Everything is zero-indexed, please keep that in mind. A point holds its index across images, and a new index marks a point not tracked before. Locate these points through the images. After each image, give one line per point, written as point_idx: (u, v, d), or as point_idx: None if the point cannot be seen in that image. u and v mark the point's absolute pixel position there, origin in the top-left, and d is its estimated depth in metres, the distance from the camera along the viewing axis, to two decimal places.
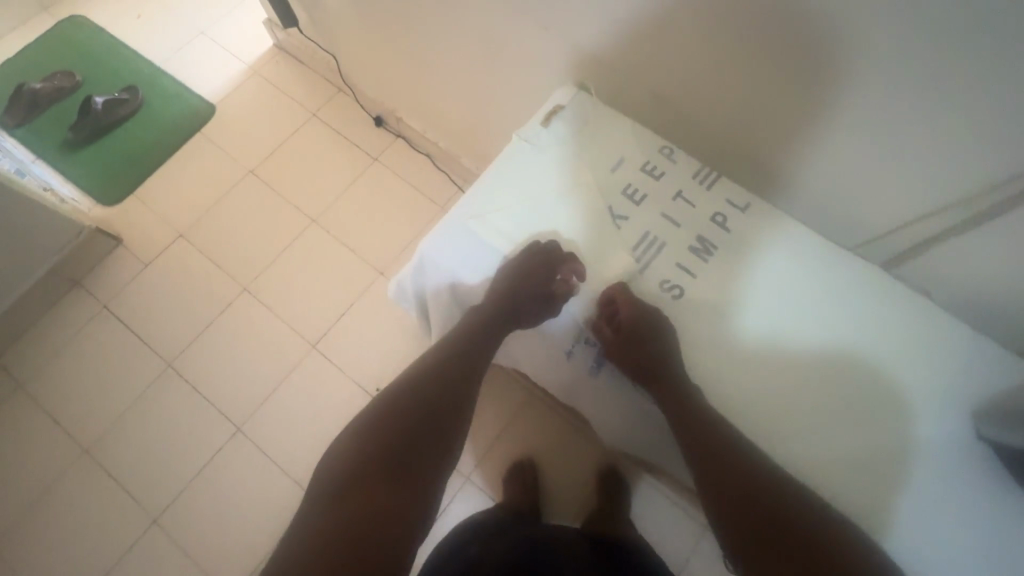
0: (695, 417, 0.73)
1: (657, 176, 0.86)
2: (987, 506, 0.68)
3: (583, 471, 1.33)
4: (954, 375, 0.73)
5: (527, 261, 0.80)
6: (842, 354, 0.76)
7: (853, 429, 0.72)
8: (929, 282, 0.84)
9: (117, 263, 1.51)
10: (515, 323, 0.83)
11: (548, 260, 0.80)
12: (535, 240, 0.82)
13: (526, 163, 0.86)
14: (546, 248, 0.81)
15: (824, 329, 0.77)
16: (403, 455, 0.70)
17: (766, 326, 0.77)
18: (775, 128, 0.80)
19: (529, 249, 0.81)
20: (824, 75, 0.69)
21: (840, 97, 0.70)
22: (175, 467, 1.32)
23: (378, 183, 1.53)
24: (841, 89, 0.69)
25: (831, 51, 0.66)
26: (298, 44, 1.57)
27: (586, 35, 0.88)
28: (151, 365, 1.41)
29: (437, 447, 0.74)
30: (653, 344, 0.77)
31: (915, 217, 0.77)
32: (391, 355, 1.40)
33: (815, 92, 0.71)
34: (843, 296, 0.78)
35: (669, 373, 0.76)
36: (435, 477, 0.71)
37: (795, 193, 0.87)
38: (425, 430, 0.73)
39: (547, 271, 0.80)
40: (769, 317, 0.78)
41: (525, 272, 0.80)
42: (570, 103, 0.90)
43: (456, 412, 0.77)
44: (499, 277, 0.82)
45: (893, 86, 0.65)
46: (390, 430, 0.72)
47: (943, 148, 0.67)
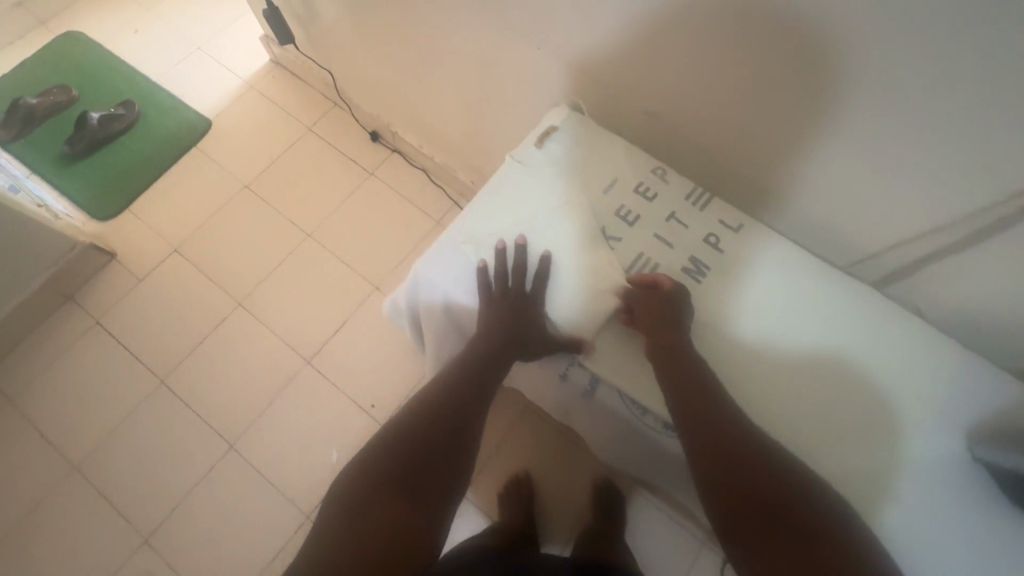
0: (736, 457, 0.53)
1: (650, 199, 0.70)
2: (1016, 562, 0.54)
3: (583, 484, 1.14)
4: (947, 394, 0.60)
5: (499, 288, 0.65)
6: (868, 429, 0.59)
7: (855, 475, 0.58)
8: (925, 304, 0.70)
9: (109, 279, 1.32)
10: (528, 349, 0.64)
11: (522, 290, 0.65)
12: (527, 269, 0.66)
13: (518, 188, 0.71)
14: (515, 272, 0.66)
15: (844, 385, 0.61)
16: (385, 493, 0.53)
17: (774, 368, 0.62)
18: (820, 151, 0.64)
19: (497, 278, 0.66)
20: (896, 86, 0.53)
21: (919, 111, 0.54)
22: (145, 518, 1.11)
23: (374, 199, 1.40)
24: (920, 101, 0.53)
25: (908, 53, 0.50)
26: (294, 60, 1.48)
27: (588, 46, 0.75)
28: (121, 401, 1.21)
29: (436, 504, 0.54)
30: (671, 363, 0.59)
31: (946, 250, 0.63)
32: (385, 383, 1.22)
33: (881, 106, 0.55)
34: (869, 341, 0.63)
35: (695, 390, 0.57)
36: (430, 523, 0.53)
37: (790, 214, 0.74)
38: (414, 482, 0.54)
39: (525, 298, 0.65)
40: (774, 361, 0.63)
41: (500, 297, 0.65)
42: (566, 123, 0.75)
43: (457, 456, 0.58)
44: (498, 300, 0.65)
45: (1000, 92, 0.48)
46: (366, 483, 0.54)
47: (946, 150, 0.55)
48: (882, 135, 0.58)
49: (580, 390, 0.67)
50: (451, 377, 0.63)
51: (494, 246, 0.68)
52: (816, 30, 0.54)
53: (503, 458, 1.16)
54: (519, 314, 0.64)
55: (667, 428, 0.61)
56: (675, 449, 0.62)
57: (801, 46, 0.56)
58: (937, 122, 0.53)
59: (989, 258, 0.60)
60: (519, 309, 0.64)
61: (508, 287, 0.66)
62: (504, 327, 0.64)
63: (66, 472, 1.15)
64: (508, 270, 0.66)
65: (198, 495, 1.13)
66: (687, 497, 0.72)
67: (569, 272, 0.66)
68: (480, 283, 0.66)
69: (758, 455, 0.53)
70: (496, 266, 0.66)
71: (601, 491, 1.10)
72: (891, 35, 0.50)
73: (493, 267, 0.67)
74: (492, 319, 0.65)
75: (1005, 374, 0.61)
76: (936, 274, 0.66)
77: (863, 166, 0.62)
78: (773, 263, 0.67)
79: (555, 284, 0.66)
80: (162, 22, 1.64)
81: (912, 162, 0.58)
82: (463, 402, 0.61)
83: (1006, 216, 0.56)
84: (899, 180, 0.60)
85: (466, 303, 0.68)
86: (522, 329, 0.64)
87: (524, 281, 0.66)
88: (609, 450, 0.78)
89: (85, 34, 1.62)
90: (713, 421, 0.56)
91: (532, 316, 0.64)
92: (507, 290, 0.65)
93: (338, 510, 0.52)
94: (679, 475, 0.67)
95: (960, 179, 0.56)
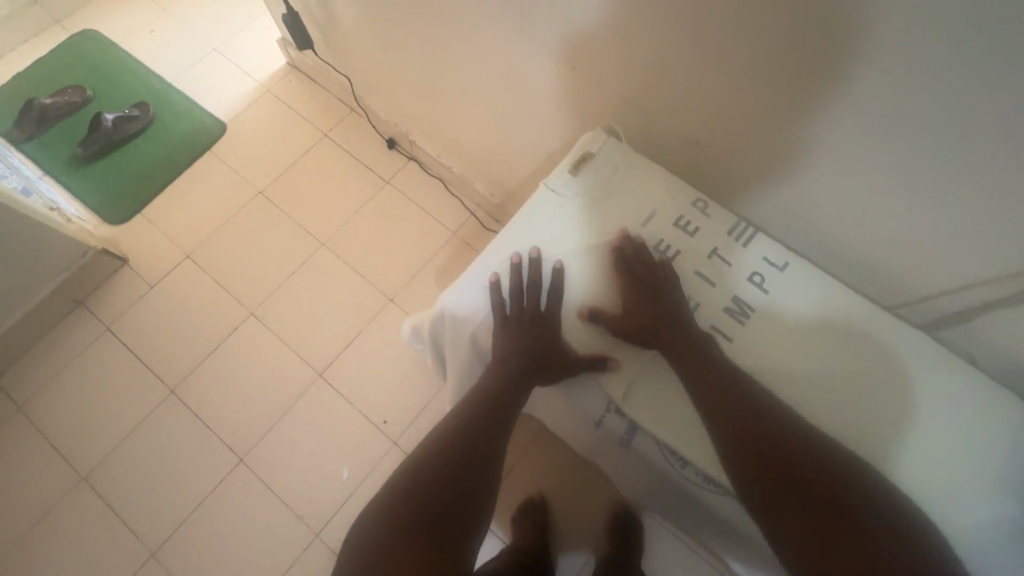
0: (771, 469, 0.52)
1: (691, 233, 0.67)
2: None
3: (600, 510, 1.11)
4: (1005, 454, 0.55)
5: (513, 309, 0.63)
6: (928, 496, 0.54)
7: None
8: (978, 352, 0.65)
9: (120, 286, 1.30)
10: (544, 374, 0.61)
11: (536, 309, 0.63)
12: (539, 288, 0.64)
13: (553, 219, 0.68)
14: (530, 291, 0.63)
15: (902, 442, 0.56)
16: (414, 523, 0.54)
17: (829, 425, 0.57)
18: (870, 185, 0.60)
19: (512, 298, 0.63)
20: (960, 119, 0.48)
21: (992, 158, 0.49)
22: (153, 532, 1.10)
23: (389, 209, 1.37)
24: (993, 148, 0.48)
25: (983, 97, 0.46)
26: (311, 64, 1.46)
27: (620, 68, 0.72)
28: (130, 411, 1.19)
29: (457, 546, 0.53)
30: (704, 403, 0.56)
31: (1009, 299, 0.58)
32: (398, 399, 1.19)
33: (953, 150, 0.51)
34: (932, 392, 0.58)
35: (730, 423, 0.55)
36: (461, 550, 0.53)
37: (835, 250, 0.70)
38: (440, 513, 0.54)
39: (541, 317, 0.63)
40: (829, 416, 0.58)
41: (515, 319, 0.63)
42: (602, 150, 0.71)
43: (476, 493, 0.57)
44: (512, 330, 0.63)
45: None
46: (388, 532, 0.53)
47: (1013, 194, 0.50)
48: (949, 179, 0.53)
49: (616, 437, 0.62)
50: (467, 408, 0.61)
51: (509, 260, 0.66)
52: (879, 71, 0.50)
53: (518, 477, 1.14)
54: (539, 340, 0.62)
55: (709, 482, 0.57)
56: (717, 505, 0.58)
57: (859, 85, 0.52)
58: (1013, 171, 0.48)
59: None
60: (534, 335, 0.62)
61: (518, 309, 0.63)
62: (525, 353, 0.61)
63: (73, 482, 1.13)
64: (522, 288, 0.64)
65: (207, 510, 1.11)
66: (720, 545, 0.68)
67: (582, 292, 0.65)
68: (493, 299, 0.63)
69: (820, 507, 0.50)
70: (511, 283, 0.64)
71: (617, 524, 1.05)
72: (956, 70, 0.46)
73: (506, 282, 0.65)
74: (509, 342, 0.62)
75: None
76: (992, 324, 0.61)
77: (919, 203, 0.57)
78: (819, 308, 0.63)
79: (564, 308, 0.64)
80: (178, 22, 1.62)
81: (973, 205, 0.53)
82: (484, 438, 0.59)
83: None
84: (959, 222, 0.56)
85: (477, 322, 0.65)
86: (539, 355, 0.61)
87: (539, 300, 0.64)
88: (637, 489, 0.74)
89: (101, 33, 1.60)
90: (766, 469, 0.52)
91: (551, 332, 0.62)
92: (517, 315, 0.63)
93: (374, 536, 0.54)
94: (712, 524, 0.63)
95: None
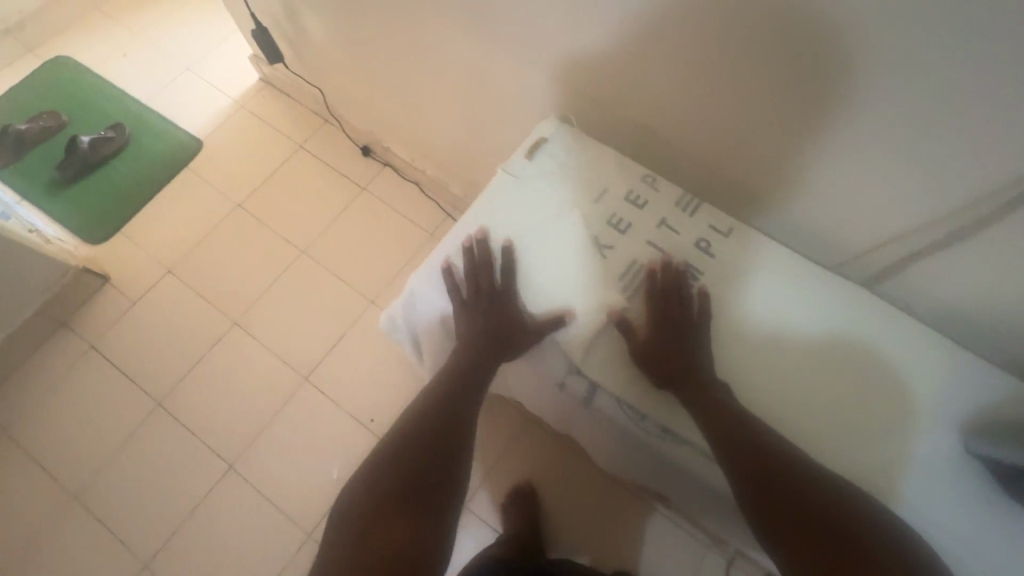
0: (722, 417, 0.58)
1: (640, 206, 0.71)
2: (1003, 538, 0.55)
3: (591, 496, 1.13)
4: (932, 387, 0.60)
5: (470, 290, 0.67)
6: (861, 430, 0.59)
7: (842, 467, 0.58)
8: (915, 302, 0.69)
9: (103, 304, 1.31)
10: (507, 345, 0.65)
11: (492, 285, 0.66)
12: (490, 264, 0.67)
13: (512, 201, 0.71)
14: (484, 269, 0.67)
15: (849, 388, 0.61)
16: (395, 490, 0.57)
17: (776, 371, 0.62)
18: (800, 149, 0.63)
19: (468, 278, 0.67)
20: (871, 77, 0.52)
21: (899, 116, 0.53)
22: (146, 544, 1.10)
23: (367, 214, 1.40)
24: (901, 106, 0.52)
25: (880, 68, 0.50)
26: (283, 78, 1.49)
27: (569, 58, 0.76)
28: (118, 425, 1.20)
29: (438, 506, 0.57)
30: (667, 363, 0.61)
31: (938, 244, 0.61)
32: (385, 399, 1.21)
33: (871, 108, 0.54)
34: (870, 338, 0.63)
35: (689, 379, 0.61)
36: (443, 508, 0.58)
37: (777, 217, 0.73)
38: (419, 479, 0.58)
39: (498, 292, 0.66)
40: (774, 364, 0.62)
41: (473, 299, 0.67)
42: (555, 135, 0.75)
43: (451, 459, 0.61)
44: (472, 307, 0.67)
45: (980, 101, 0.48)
46: (372, 502, 0.56)
47: (933, 141, 0.53)
48: (862, 144, 0.58)
49: (578, 398, 0.66)
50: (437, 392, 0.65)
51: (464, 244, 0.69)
52: (794, 44, 0.54)
53: (506, 466, 1.16)
54: (499, 317, 0.65)
55: (663, 432, 0.62)
56: (674, 454, 0.62)
57: (777, 58, 0.56)
58: (928, 119, 0.51)
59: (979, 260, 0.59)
60: (493, 309, 0.66)
61: (474, 286, 0.67)
62: (484, 333, 0.65)
63: (63, 500, 1.13)
64: (476, 267, 0.67)
65: (200, 518, 1.12)
66: (694, 503, 0.71)
67: (540, 266, 0.68)
68: (448, 285, 0.68)
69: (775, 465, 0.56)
70: (463, 266, 0.68)
71: (619, 528, 1.11)
72: (856, 35, 0.49)
73: (461, 267, 0.69)
74: (471, 319, 0.66)
75: (988, 364, 0.61)
76: (927, 272, 0.65)
77: (848, 162, 0.60)
78: (761, 266, 0.67)
79: (521, 281, 0.67)
80: (150, 44, 1.65)
81: (900, 155, 0.56)
82: (454, 416, 0.63)
83: (988, 212, 0.55)
84: (886, 175, 0.59)
85: (439, 304, 0.69)
86: (500, 327, 0.65)
87: (494, 277, 0.67)
88: (611, 459, 0.77)
89: (74, 58, 1.63)
90: (723, 424, 0.58)
91: (509, 307, 0.66)
92: (473, 292, 0.67)
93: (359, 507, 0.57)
94: (680, 481, 0.67)
95: (938, 179, 0.56)
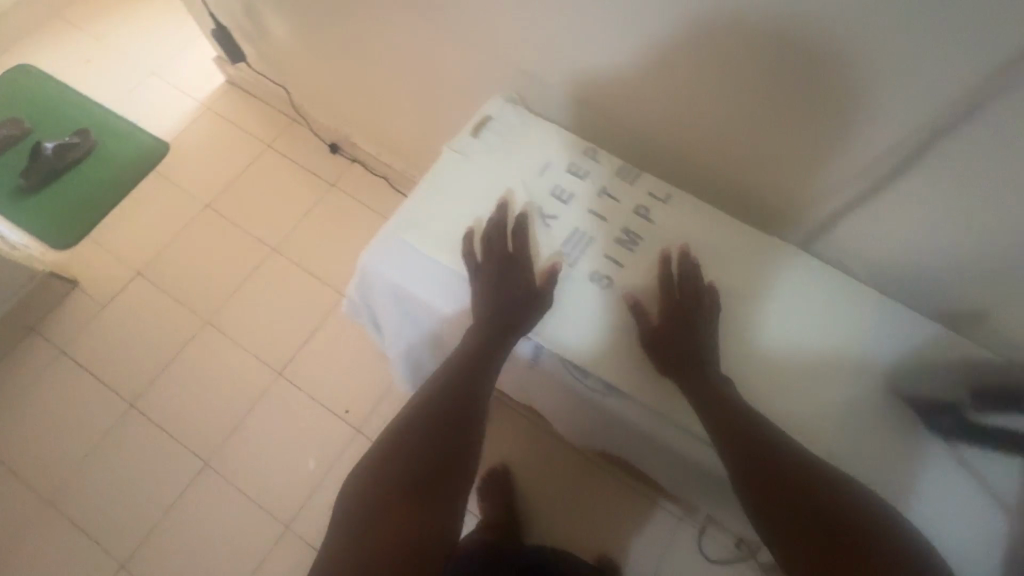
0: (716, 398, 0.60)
1: (582, 177, 0.73)
2: (926, 468, 0.59)
3: (566, 475, 1.16)
4: (856, 337, 0.64)
5: (486, 255, 0.68)
6: (789, 378, 0.63)
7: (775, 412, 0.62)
8: (847, 260, 0.72)
9: (72, 309, 1.31)
10: (522, 314, 0.66)
11: (505, 250, 0.68)
12: (501, 228, 0.69)
13: (458, 177, 0.73)
14: (501, 233, 0.69)
15: (825, 357, 0.64)
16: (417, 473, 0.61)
17: (748, 341, 0.65)
18: (730, 109, 0.66)
19: (485, 243, 0.68)
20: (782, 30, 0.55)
21: (810, 65, 0.56)
22: (122, 543, 1.10)
23: (337, 210, 1.41)
24: (810, 54, 0.55)
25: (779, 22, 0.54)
26: (248, 78, 1.50)
27: (513, 39, 0.78)
28: (91, 428, 1.20)
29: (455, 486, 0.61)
30: (668, 332, 0.64)
31: (860, 199, 0.64)
32: (359, 390, 1.22)
33: (785, 59, 0.57)
34: (857, 300, 0.66)
35: (686, 353, 0.63)
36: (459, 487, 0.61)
37: (716, 184, 0.76)
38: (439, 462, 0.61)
39: (511, 258, 0.68)
40: (734, 329, 0.65)
41: (489, 264, 0.67)
42: (500, 113, 0.77)
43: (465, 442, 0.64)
44: (487, 271, 0.67)
45: (878, 48, 0.51)
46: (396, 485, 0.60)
47: (842, 87, 0.56)
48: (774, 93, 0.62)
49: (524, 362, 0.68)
50: (437, 387, 0.66)
51: (411, 219, 0.71)
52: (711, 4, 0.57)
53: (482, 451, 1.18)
54: (513, 282, 0.67)
55: (610, 390, 0.65)
56: (619, 411, 0.65)
57: (698, 20, 0.59)
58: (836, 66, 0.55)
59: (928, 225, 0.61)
60: (507, 274, 0.67)
61: (490, 251, 0.68)
62: (498, 306, 0.65)
63: (37, 504, 1.13)
64: (493, 234, 0.69)
65: (176, 516, 1.12)
66: (653, 465, 0.74)
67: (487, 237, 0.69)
68: (467, 249, 0.68)
69: (770, 449, 0.58)
70: (483, 232, 0.69)
71: (598, 513, 1.13)
72: None
73: (480, 232, 0.70)
74: (486, 290, 0.66)
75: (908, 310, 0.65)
76: (853, 228, 0.68)
77: (772, 117, 0.63)
78: (696, 230, 0.70)
79: (531, 245, 0.69)
80: (113, 50, 1.65)
81: (815, 106, 0.59)
82: (467, 398, 0.65)
83: (902, 161, 0.58)
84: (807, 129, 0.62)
85: (390, 276, 0.68)
86: (516, 293, 0.66)
87: (507, 242, 0.69)
88: (570, 428, 0.80)
89: (35, 66, 1.62)
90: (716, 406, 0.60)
91: (522, 273, 0.67)
92: (488, 257, 0.68)
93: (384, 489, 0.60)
94: (631, 441, 0.70)
95: (861, 135, 0.58)
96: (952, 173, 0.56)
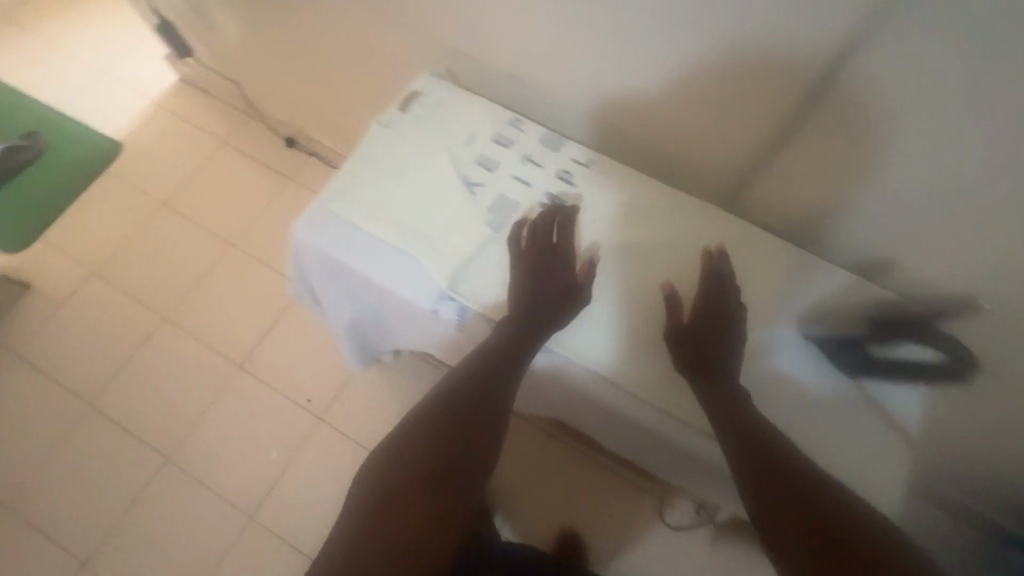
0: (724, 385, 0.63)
1: (508, 146, 0.76)
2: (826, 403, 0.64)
3: (530, 452, 1.17)
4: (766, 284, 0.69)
5: (531, 243, 0.69)
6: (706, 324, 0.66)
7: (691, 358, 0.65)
8: (765, 217, 0.76)
9: (25, 311, 1.29)
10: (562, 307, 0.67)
11: (550, 242, 0.69)
12: (544, 222, 0.70)
13: (386, 149, 0.75)
14: (545, 225, 0.70)
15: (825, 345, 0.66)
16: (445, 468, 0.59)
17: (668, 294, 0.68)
18: (641, 73, 0.69)
19: (532, 231, 0.70)
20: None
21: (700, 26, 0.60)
22: (83, 542, 1.09)
23: (295, 203, 1.41)
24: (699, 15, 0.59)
25: None
26: (201, 74, 1.50)
27: (441, 18, 0.80)
28: (48, 429, 1.18)
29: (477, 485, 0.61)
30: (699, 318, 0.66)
31: (766, 155, 0.68)
32: (322, 379, 1.23)
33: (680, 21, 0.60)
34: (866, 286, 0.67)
35: (709, 340, 0.65)
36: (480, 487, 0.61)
37: (643, 149, 0.80)
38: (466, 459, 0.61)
39: (554, 249, 0.69)
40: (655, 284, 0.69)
41: (533, 253, 0.69)
42: (428, 88, 0.80)
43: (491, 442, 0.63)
44: (532, 260, 0.68)
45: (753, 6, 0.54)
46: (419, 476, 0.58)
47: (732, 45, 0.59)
48: (678, 51, 0.64)
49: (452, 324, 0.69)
50: (460, 383, 0.64)
51: (340, 190, 0.72)
52: None
53: None
54: (556, 274, 0.68)
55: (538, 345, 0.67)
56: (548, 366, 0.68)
57: None
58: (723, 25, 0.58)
59: (863, 193, 0.63)
60: (550, 265, 0.68)
61: (533, 240, 0.69)
62: (537, 297, 0.66)
63: None
64: (537, 225, 0.70)
65: (138, 513, 1.12)
66: (593, 425, 0.76)
67: (415, 205, 0.72)
68: (513, 237, 0.70)
69: (766, 435, 0.60)
70: (533, 222, 0.70)
71: (563, 487, 1.14)
72: None
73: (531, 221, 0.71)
74: (528, 278, 0.67)
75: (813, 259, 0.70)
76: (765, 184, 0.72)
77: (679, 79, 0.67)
78: (615, 192, 0.74)
79: (576, 238, 0.71)
80: (63, 52, 1.63)
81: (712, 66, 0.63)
82: (496, 396, 0.64)
83: (793, 113, 0.61)
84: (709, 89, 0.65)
85: (320, 246, 0.70)
86: (559, 285, 0.67)
87: (551, 234, 0.70)
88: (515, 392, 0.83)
89: None
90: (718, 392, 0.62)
91: (564, 267, 0.68)
92: (530, 246, 0.69)
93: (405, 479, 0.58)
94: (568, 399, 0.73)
95: (755, 91, 0.62)
96: (836, 119, 0.58)
